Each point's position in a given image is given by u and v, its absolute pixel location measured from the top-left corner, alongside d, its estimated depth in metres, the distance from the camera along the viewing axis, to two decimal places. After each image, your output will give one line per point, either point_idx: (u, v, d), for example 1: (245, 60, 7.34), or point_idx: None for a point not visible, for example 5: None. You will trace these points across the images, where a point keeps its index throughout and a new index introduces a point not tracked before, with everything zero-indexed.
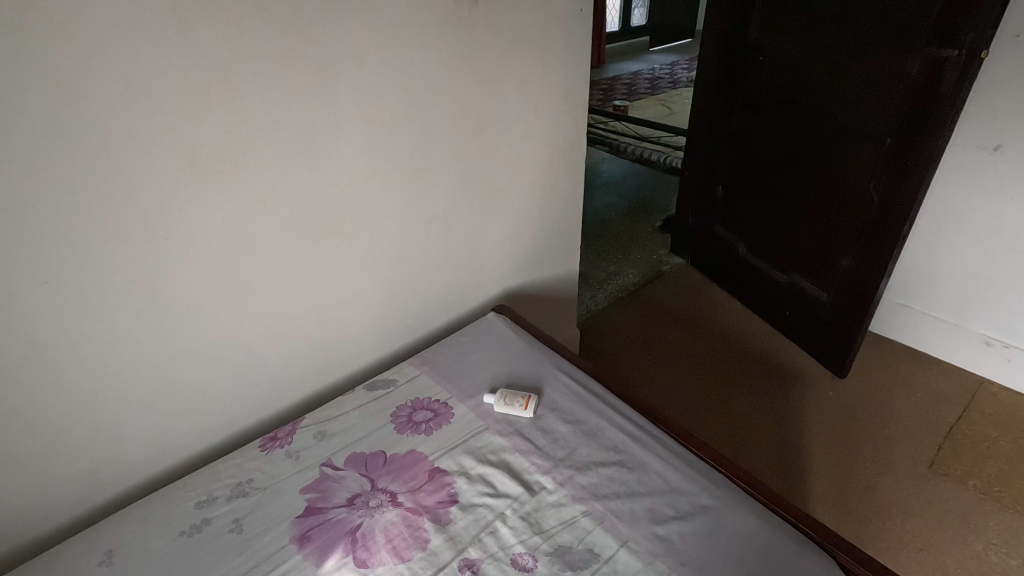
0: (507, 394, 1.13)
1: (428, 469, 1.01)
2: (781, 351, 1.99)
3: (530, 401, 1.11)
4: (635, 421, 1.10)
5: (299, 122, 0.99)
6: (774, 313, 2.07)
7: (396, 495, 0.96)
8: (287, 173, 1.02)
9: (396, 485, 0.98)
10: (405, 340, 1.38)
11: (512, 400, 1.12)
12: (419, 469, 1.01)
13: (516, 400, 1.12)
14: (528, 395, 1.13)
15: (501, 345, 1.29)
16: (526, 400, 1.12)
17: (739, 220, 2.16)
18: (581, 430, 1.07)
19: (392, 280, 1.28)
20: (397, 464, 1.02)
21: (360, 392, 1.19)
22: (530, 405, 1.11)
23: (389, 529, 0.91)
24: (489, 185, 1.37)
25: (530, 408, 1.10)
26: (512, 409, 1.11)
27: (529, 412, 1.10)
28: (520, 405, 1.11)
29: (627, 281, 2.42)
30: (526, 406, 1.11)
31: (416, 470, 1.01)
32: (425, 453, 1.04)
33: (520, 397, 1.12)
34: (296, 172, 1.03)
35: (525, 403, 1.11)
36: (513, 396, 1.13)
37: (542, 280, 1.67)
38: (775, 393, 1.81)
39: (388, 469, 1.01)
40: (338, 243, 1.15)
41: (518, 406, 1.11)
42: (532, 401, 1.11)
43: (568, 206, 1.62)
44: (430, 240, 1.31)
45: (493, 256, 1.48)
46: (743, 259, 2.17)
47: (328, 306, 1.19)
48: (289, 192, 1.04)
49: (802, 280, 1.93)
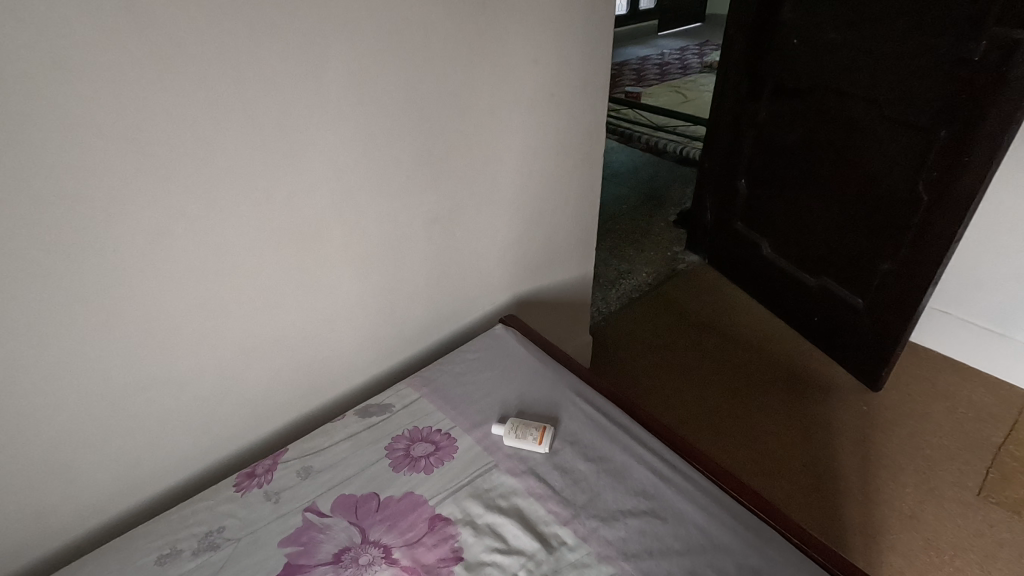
0: (519, 424, 0.99)
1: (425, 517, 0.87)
2: (809, 360, 1.85)
3: (545, 434, 0.97)
4: (665, 457, 0.95)
5: (276, 110, 0.84)
6: (801, 318, 1.93)
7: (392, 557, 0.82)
8: (263, 171, 0.87)
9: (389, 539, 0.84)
10: (403, 355, 1.24)
11: (525, 432, 0.98)
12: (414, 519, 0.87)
13: (530, 432, 0.98)
14: (543, 425, 0.99)
15: (510, 363, 1.15)
16: (541, 431, 0.98)
17: (764, 218, 2.01)
18: (604, 469, 0.93)
19: (389, 290, 1.13)
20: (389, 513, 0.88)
21: (351, 419, 1.05)
22: (546, 438, 0.97)
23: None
24: (498, 182, 1.22)
25: (545, 443, 0.96)
26: (525, 442, 0.97)
27: (545, 446, 0.96)
28: (535, 438, 0.97)
29: (641, 280, 2.28)
30: (541, 439, 0.96)
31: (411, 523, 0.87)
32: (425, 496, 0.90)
33: (534, 428, 0.98)
34: (271, 171, 0.88)
35: (540, 435, 0.97)
36: (526, 427, 0.99)
37: (554, 285, 1.52)
38: (804, 407, 1.67)
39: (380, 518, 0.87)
40: (323, 252, 1.00)
41: (531, 440, 0.97)
42: (548, 433, 0.97)
43: (584, 204, 1.46)
44: (431, 245, 1.16)
45: (501, 261, 1.33)
46: (768, 259, 2.02)
47: (314, 321, 1.05)
48: (263, 193, 0.88)
49: (835, 285, 1.78)
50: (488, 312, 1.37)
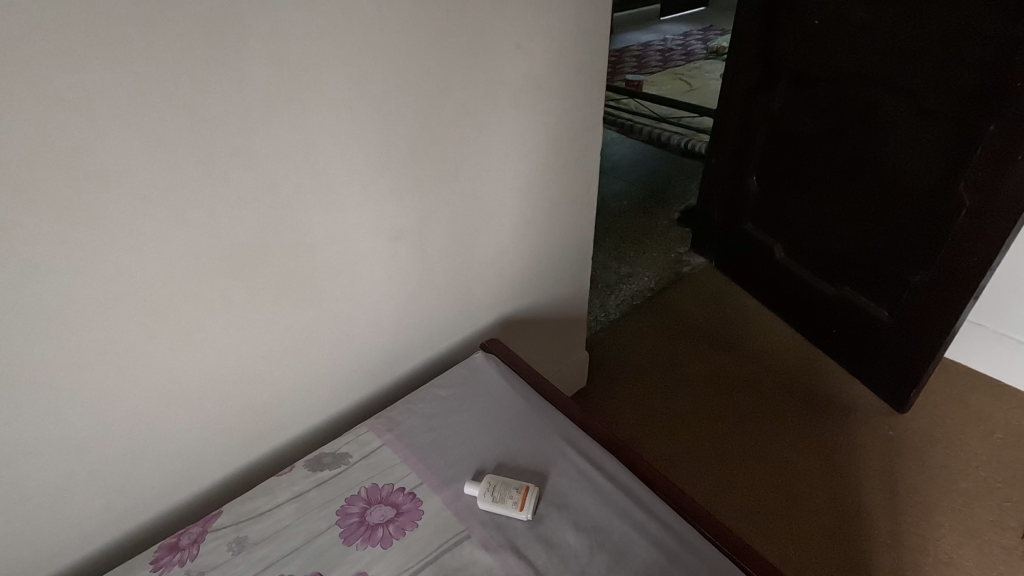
0: (498, 483, 0.84)
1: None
2: (827, 377, 1.69)
3: (527, 498, 0.82)
4: (672, 526, 0.79)
5: (185, 111, 0.67)
6: (818, 330, 1.77)
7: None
8: (174, 186, 0.70)
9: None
10: (369, 387, 1.07)
11: (504, 496, 0.82)
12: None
13: (510, 494, 0.82)
14: (525, 485, 0.83)
15: (489, 402, 0.99)
16: (523, 494, 0.82)
17: (777, 219, 1.84)
18: (598, 543, 0.78)
19: (349, 318, 0.97)
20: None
21: (299, 473, 0.89)
22: (528, 503, 0.81)
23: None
24: (477, 189, 1.05)
25: (527, 509, 0.81)
26: (503, 507, 0.81)
27: (527, 513, 0.81)
28: (515, 503, 0.81)
29: (643, 285, 2.11)
30: (522, 504, 0.81)
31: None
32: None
33: (514, 490, 0.83)
34: (187, 185, 0.71)
35: (521, 499, 0.82)
36: (506, 488, 0.83)
37: (545, 301, 1.35)
38: (822, 432, 1.52)
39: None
40: (264, 280, 0.84)
41: (510, 506, 0.81)
42: (530, 496, 0.82)
43: (578, 210, 1.29)
44: (399, 264, 0.99)
45: (483, 277, 1.16)
46: (781, 264, 1.86)
47: (258, 356, 0.88)
48: (180, 213, 0.72)
49: (858, 295, 1.62)
50: (470, 334, 1.20)
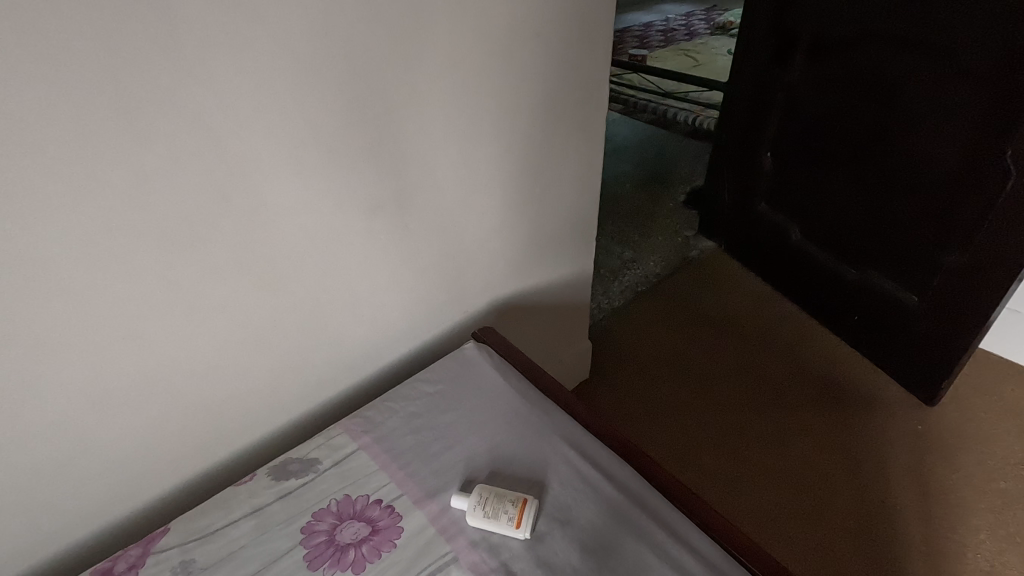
0: (490, 495, 0.71)
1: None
2: (847, 367, 1.57)
3: (524, 513, 0.69)
4: (694, 546, 0.67)
5: (94, 47, 0.54)
6: (838, 316, 1.65)
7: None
8: (88, 143, 0.57)
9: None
10: (345, 381, 0.95)
11: (497, 510, 0.70)
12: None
13: (504, 508, 0.70)
14: (523, 497, 0.71)
15: (481, 400, 0.86)
16: (519, 508, 0.70)
17: (794, 199, 1.72)
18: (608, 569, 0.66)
19: (320, 303, 0.84)
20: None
21: (260, 484, 0.77)
22: (526, 519, 0.69)
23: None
24: (468, 158, 0.92)
25: (524, 526, 0.69)
26: (497, 525, 0.69)
27: (525, 531, 0.69)
28: (510, 519, 0.69)
29: (648, 271, 1.99)
30: (519, 521, 0.69)
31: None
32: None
33: (510, 503, 0.71)
34: (98, 140, 0.57)
35: (517, 515, 0.70)
36: (500, 501, 0.71)
37: (545, 286, 1.23)
38: (845, 428, 1.41)
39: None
40: (213, 259, 0.71)
41: (505, 522, 0.69)
42: (528, 511, 0.70)
43: (582, 184, 1.16)
44: (378, 243, 0.86)
45: (476, 258, 1.04)
46: (798, 247, 1.73)
47: (207, 348, 0.76)
48: (91, 175, 0.58)
49: (883, 279, 1.50)
50: (461, 322, 1.08)
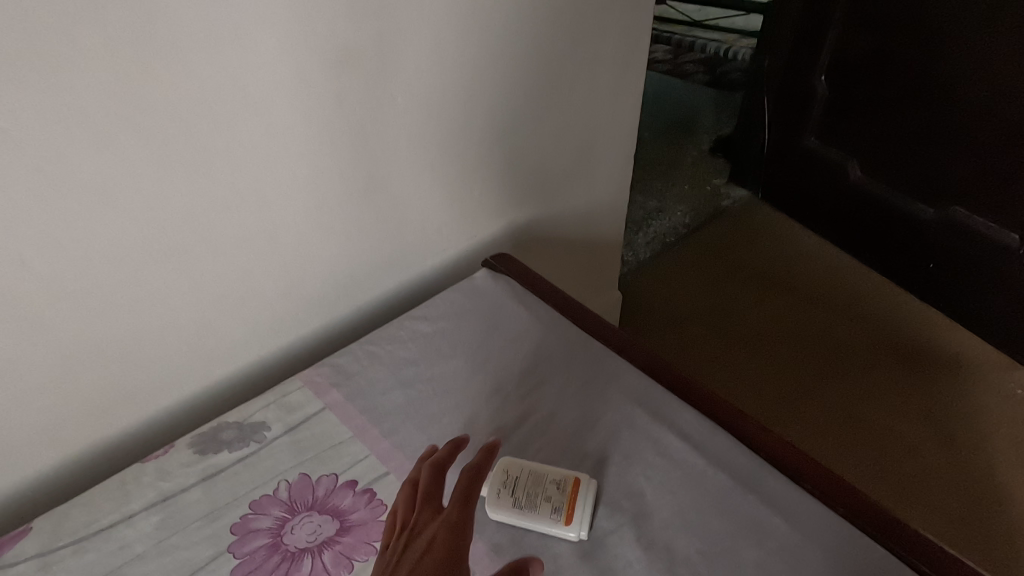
0: (522, 476, 0.47)
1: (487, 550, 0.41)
2: (923, 324, 1.34)
3: (577, 505, 0.46)
4: (842, 559, 0.43)
5: None
6: (907, 266, 1.42)
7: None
8: None
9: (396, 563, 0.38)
10: (313, 322, 0.70)
11: (534, 499, 0.46)
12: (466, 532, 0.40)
13: (546, 495, 0.46)
14: (571, 477, 0.47)
15: (501, 344, 0.61)
16: (569, 495, 0.46)
17: (857, 130, 1.45)
18: None
19: (272, 206, 0.58)
20: (420, 508, 0.42)
21: (175, 461, 0.52)
22: (580, 511, 0.46)
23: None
24: (484, 9, 0.63)
25: (578, 523, 0.45)
26: (533, 522, 0.45)
27: (581, 530, 0.45)
28: (557, 513, 0.45)
29: (677, 221, 1.73)
30: (570, 515, 0.45)
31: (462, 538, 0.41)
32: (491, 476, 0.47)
33: (554, 485, 0.47)
34: None
35: (567, 506, 0.46)
36: (537, 484, 0.47)
37: (572, 214, 0.96)
38: (931, 394, 1.17)
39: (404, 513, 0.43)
40: (82, 111, 0.45)
41: (549, 518, 0.45)
42: (582, 499, 0.46)
43: (628, 83, 0.88)
44: (351, 118, 0.59)
45: (491, 166, 0.77)
46: (859, 188, 1.48)
47: (87, 259, 0.50)
48: None
49: (973, 217, 1.27)
50: (470, 251, 0.83)
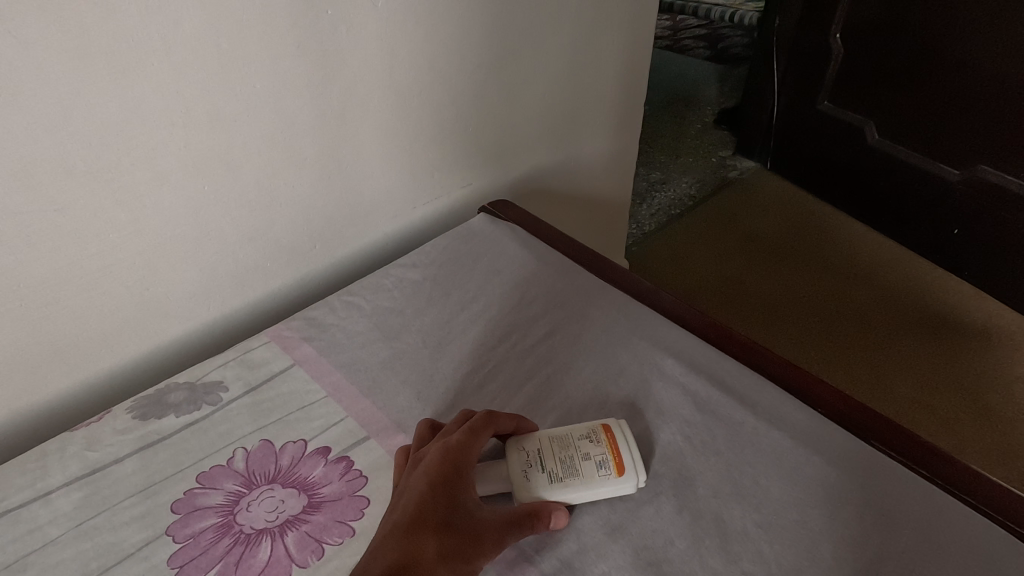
0: (544, 444, 0.39)
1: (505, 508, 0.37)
2: (948, 292, 1.26)
3: (621, 450, 0.39)
4: (933, 534, 0.35)
5: None
6: (928, 233, 1.34)
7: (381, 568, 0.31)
8: None
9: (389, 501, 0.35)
10: (286, 274, 0.61)
11: (574, 466, 0.38)
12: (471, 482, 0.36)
13: (583, 452, 0.39)
14: (595, 424, 0.40)
15: (503, 294, 0.52)
16: (608, 443, 0.39)
17: (874, 89, 1.37)
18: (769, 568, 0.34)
19: (226, 123, 0.50)
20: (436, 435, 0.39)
21: (108, 426, 0.43)
22: (626, 453, 0.39)
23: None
24: None
25: (633, 471, 0.38)
26: (583, 493, 0.37)
27: (641, 475, 0.38)
28: (605, 468, 0.38)
29: (681, 191, 1.64)
30: (621, 465, 0.38)
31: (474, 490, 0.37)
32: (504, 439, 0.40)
33: (586, 439, 0.39)
34: None
35: (612, 457, 0.38)
36: (566, 447, 0.39)
37: (578, 166, 0.88)
38: (962, 364, 1.10)
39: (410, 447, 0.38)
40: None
41: (598, 478, 0.38)
42: (623, 441, 0.39)
43: (636, 15, 0.79)
44: (318, 22, 0.50)
45: (485, 96, 0.68)
46: (876, 151, 1.40)
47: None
48: None
49: (998, 174, 1.19)
50: (466, 201, 0.74)
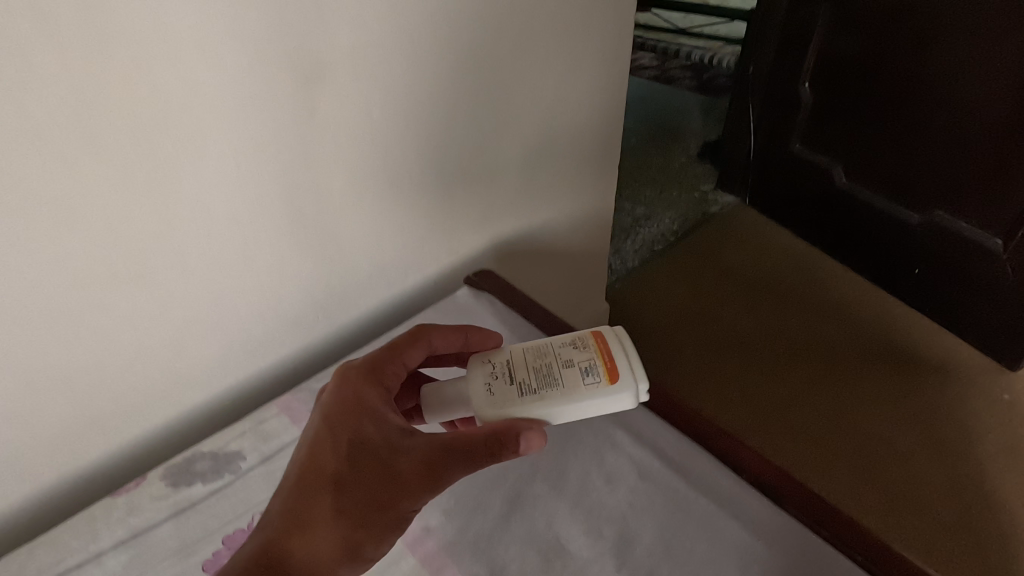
0: (531, 363, 0.52)
1: (425, 436, 0.46)
2: (910, 328, 1.34)
3: (603, 361, 0.51)
4: None
5: None
6: (892, 271, 1.43)
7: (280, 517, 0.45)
8: None
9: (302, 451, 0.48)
10: (293, 342, 0.69)
11: (560, 376, 0.51)
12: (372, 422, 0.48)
13: (571, 364, 0.51)
14: (580, 335, 0.54)
15: None
16: (592, 354, 0.52)
17: (842, 134, 1.45)
18: None
19: (244, 224, 0.58)
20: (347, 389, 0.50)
21: (146, 492, 0.51)
22: (619, 359, 0.52)
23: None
24: (458, 30, 0.64)
25: (613, 376, 0.51)
26: (567, 397, 0.50)
27: (640, 377, 0.51)
28: (590, 375, 0.51)
29: (664, 226, 1.73)
30: (606, 372, 0.51)
31: (386, 431, 0.47)
32: (486, 356, 0.54)
33: (577, 350, 0.52)
34: None
35: (596, 364, 0.51)
36: (551, 362, 0.52)
37: (557, 226, 0.96)
38: (922, 398, 1.17)
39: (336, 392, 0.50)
40: (35, 130, 0.43)
41: (582, 383, 0.51)
42: (604, 353, 0.52)
43: (608, 94, 0.88)
44: (322, 137, 0.59)
45: (467, 176, 0.75)
46: (843, 192, 1.49)
47: (45, 280, 0.49)
48: None
49: (953, 219, 1.27)
50: (453, 266, 0.82)
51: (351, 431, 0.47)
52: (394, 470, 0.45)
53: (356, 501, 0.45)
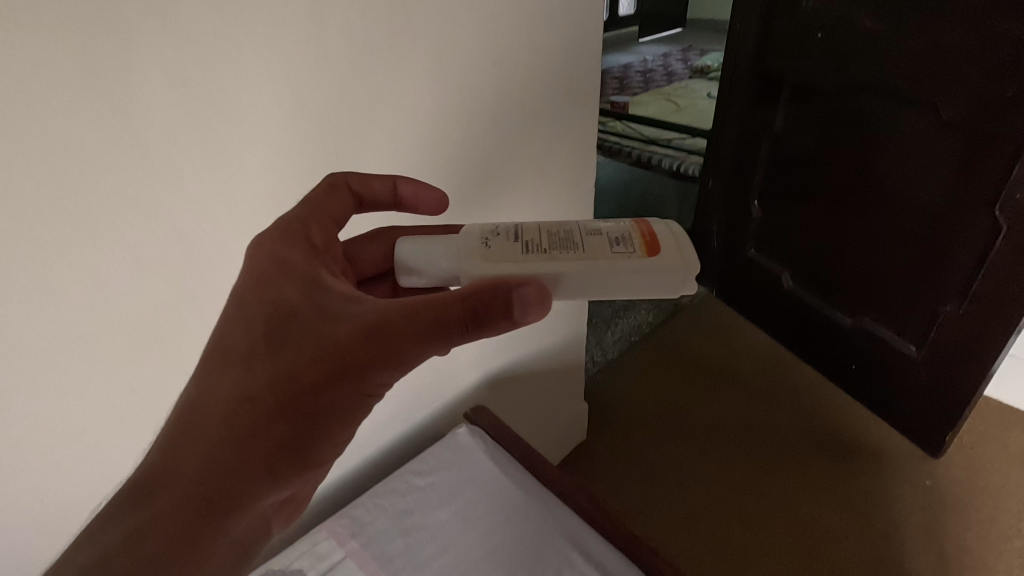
0: (556, 232, 0.63)
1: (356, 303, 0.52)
2: (848, 418, 1.55)
3: (635, 240, 0.62)
4: None
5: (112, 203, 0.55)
6: (835, 365, 1.64)
7: (207, 377, 0.54)
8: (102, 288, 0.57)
9: (226, 326, 0.56)
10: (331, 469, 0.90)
11: (585, 240, 0.62)
12: (299, 290, 0.55)
13: (604, 238, 0.63)
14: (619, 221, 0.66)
15: (476, 498, 0.82)
16: (624, 235, 0.63)
17: (787, 245, 1.70)
18: None
19: None
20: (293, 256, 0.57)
21: None
22: (662, 241, 0.63)
23: (157, 445, 0.55)
24: None
25: (640, 249, 0.62)
26: (586, 256, 0.61)
27: (675, 253, 0.61)
28: (616, 245, 0.62)
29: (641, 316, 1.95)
30: (635, 246, 0.62)
31: (323, 302, 0.54)
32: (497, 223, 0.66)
33: (612, 226, 0.64)
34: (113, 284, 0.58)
35: (624, 238, 0.62)
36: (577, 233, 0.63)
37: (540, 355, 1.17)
38: (856, 486, 1.37)
39: (275, 262, 0.57)
40: (151, 338, 0.63)
41: (609, 249, 0.61)
42: (636, 237, 0.63)
43: None
44: None
45: None
46: (790, 294, 1.73)
47: (122, 430, 0.66)
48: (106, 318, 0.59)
49: (877, 325, 1.50)
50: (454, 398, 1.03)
51: (282, 300, 0.54)
52: (317, 332, 0.52)
53: (279, 363, 0.52)
